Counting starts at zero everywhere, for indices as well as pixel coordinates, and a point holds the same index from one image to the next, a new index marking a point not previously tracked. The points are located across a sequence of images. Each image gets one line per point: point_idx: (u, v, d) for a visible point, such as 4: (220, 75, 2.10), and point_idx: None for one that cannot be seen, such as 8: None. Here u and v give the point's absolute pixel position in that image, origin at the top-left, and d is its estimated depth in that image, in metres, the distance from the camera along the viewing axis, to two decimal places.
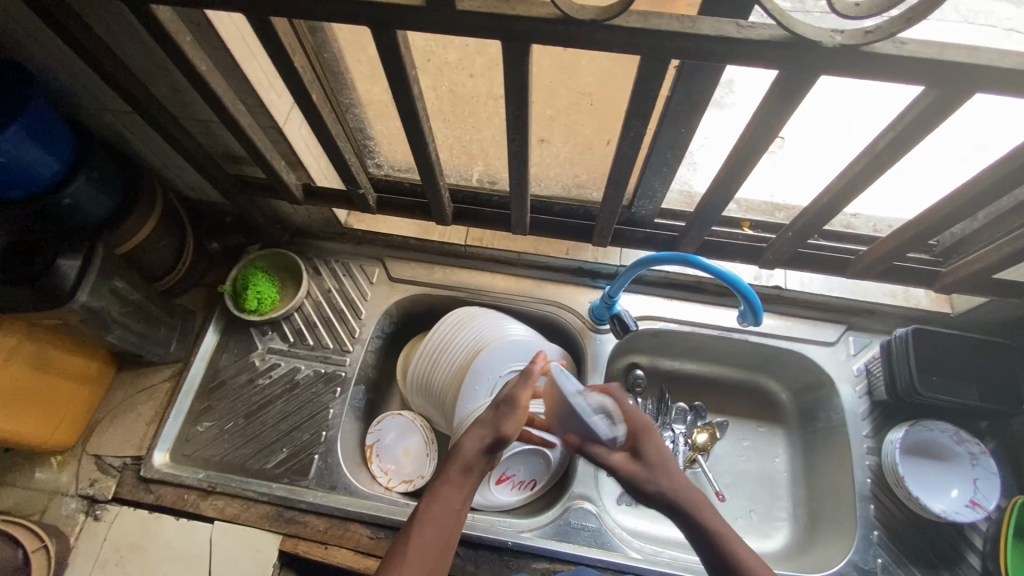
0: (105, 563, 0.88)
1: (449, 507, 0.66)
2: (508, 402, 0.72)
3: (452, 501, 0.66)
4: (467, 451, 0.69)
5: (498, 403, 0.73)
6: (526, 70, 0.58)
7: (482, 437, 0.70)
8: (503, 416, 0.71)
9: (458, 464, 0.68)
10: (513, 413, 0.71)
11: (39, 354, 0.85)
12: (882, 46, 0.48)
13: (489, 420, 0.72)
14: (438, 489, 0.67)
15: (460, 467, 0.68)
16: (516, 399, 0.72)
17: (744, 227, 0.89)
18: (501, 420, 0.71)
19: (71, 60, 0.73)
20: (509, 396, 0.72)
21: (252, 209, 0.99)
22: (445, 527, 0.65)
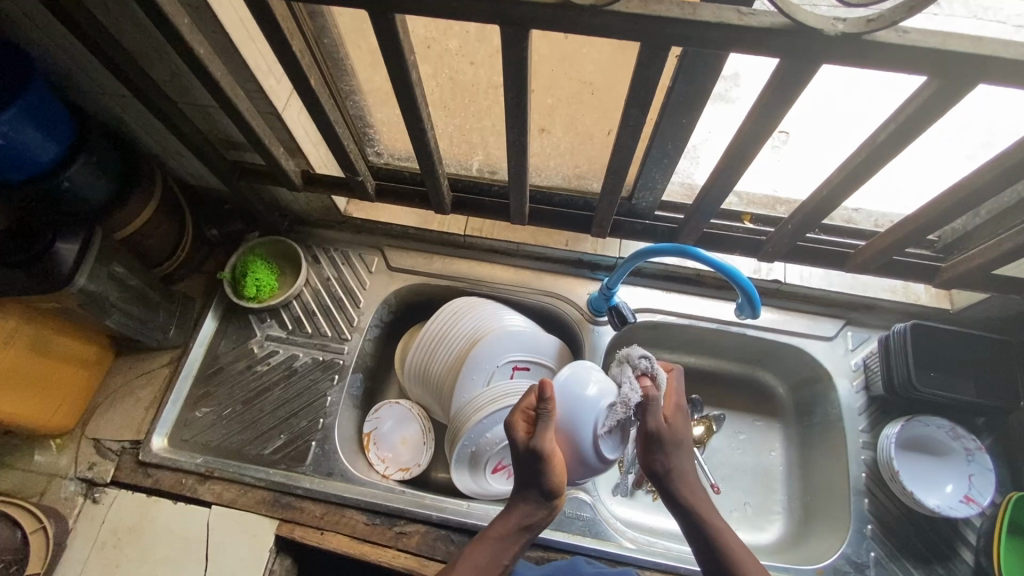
0: (103, 545, 0.89)
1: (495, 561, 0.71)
2: (537, 458, 0.69)
3: (497, 557, 0.71)
4: (521, 512, 0.73)
5: (529, 462, 0.70)
6: (526, 56, 0.58)
7: (525, 496, 0.72)
8: (537, 474, 0.70)
9: (514, 518, 0.72)
10: (545, 467, 0.69)
11: (38, 337, 0.85)
12: (885, 35, 0.47)
13: (528, 480, 0.72)
14: (493, 538, 0.72)
15: (518, 522, 0.72)
16: (541, 450, 0.69)
17: (744, 220, 0.89)
18: (541, 482, 0.70)
19: (68, 42, 0.72)
20: (538, 451, 0.68)
21: (250, 195, 0.98)
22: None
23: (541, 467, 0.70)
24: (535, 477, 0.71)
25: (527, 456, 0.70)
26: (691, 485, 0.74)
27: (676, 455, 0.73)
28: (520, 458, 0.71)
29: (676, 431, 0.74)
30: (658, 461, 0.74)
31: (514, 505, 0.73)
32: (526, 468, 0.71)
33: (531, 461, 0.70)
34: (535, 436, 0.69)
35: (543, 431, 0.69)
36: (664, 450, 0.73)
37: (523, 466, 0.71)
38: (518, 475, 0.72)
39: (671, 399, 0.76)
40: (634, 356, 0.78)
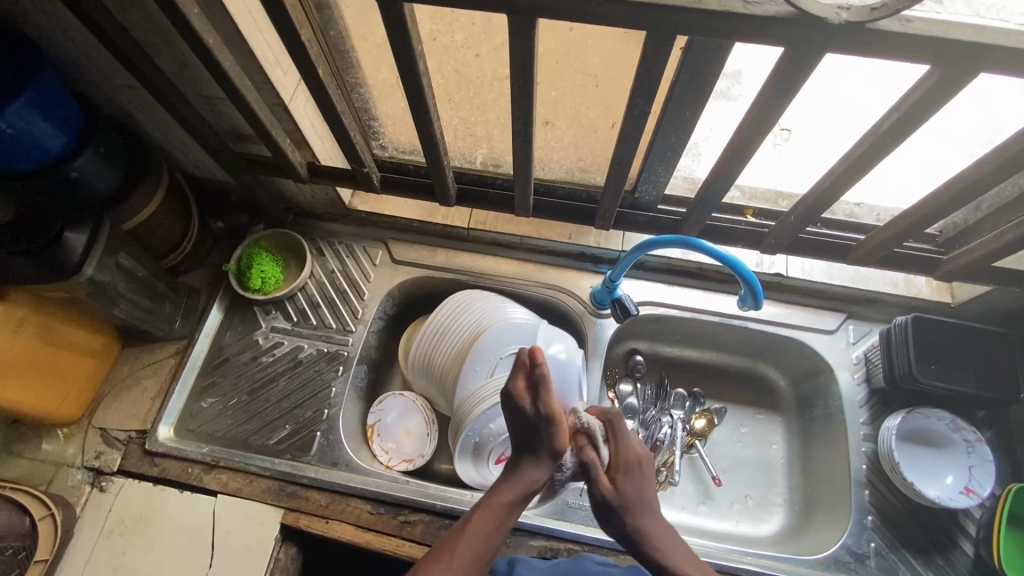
0: (110, 533, 0.90)
1: (498, 526, 0.72)
2: (547, 423, 0.73)
3: (501, 520, 0.72)
4: (525, 477, 0.74)
5: (539, 427, 0.73)
6: (533, 45, 0.58)
7: (535, 460, 0.75)
8: (548, 439, 0.74)
9: (516, 485, 0.74)
10: (554, 430, 0.74)
11: (46, 326, 0.86)
12: (888, 23, 0.48)
13: (538, 446, 0.75)
14: (493, 507, 0.72)
15: (520, 488, 0.74)
16: (550, 413, 0.73)
17: (747, 214, 0.91)
18: (545, 442, 0.74)
19: (78, 33, 0.73)
20: (547, 416, 0.73)
21: (256, 187, 0.99)
22: (492, 543, 0.71)
23: (548, 433, 0.74)
24: (536, 440, 0.75)
25: (535, 418, 0.73)
26: (658, 536, 0.73)
27: (637, 513, 0.74)
28: (526, 423, 0.74)
29: (625, 493, 0.74)
30: (614, 526, 0.74)
31: (515, 474, 0.75)
32: (532, 434, 0.74)
33: (538, 422, 0.74)
34: (541, 400, 0.73)
35: (546, 395, 0.73)
36: (616, 512, 0.74)
37: (524, 429, 0.75)
38: (524, 444, 0.75)
39: (620, 450, 0.77)
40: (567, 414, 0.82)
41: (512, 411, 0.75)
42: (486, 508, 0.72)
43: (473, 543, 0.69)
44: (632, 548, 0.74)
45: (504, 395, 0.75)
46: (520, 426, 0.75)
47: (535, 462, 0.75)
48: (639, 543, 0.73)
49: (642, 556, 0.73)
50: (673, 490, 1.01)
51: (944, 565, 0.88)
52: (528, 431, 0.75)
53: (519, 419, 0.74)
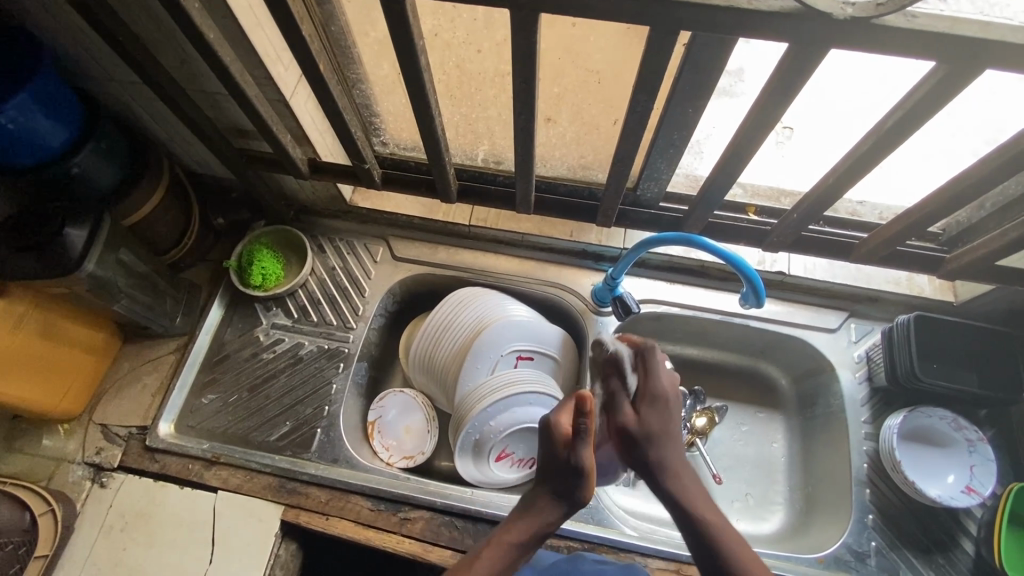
0: (111, 529, 0.90)
1: (504, 571, 0.64)
2: (575, 472, 0.62)
3: (511, 563, 0.64)
4: (541, 518, 0.65)
5: (566, 474, 0.63)
6: (535, 41, 0.58)
7: (555, 507, 0.65)
8: (573, 486, 0.64)
9: (534, 518, 0.65)
10: (581, 481, 0.63)
11: (46, 322, 0.86)
12: (893, 19, 0.47)
13: (562, 492, 0.65)
14: (506, 543, 0.64)
15: (538, 528, 0.65)
16: (578, 463, 0.62)
17: (749, 212, 0.89)
18: (572, 490, 0.64)
19: (79, 28, 0.73)
20: (575, 465, 0.62)
21: (257, 183, 0.99)
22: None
23: (578, 481, 0.63)
24: (562, 480, 0.64)
25: (566, 465, 0.63)
26: (681, 473, 0.65)
27: (663, 447, 0.65)
28: (557, 463, 0.64)
29: (650, 426, 0.66)
30: (637, 453, 0.66)
31: (531, 510, 0.66)
32: (559, 477, 0.64)
33: (569, 470, 0.63)
34: (576, 447, 0.62)
35: (582, 446, 0.61)
36: (641, 445, 0.66)
37: (552, 463, 0.64)
38: (548, 480, 0.66)
39: (648, 383, 0.68)
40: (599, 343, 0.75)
41: (546, 439, 0.66)
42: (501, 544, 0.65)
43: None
44: (652, 480, 0.66)
45: (541, 425, 0.67)
46: (549, 462, 0.65)
47: (554, 503, 0.65)
48: (661, 475, 0.65)
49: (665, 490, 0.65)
50: None
51: (945, 564, 0.88)
52: (553, 473, 0.65)
53: (550, 458, 0.65)
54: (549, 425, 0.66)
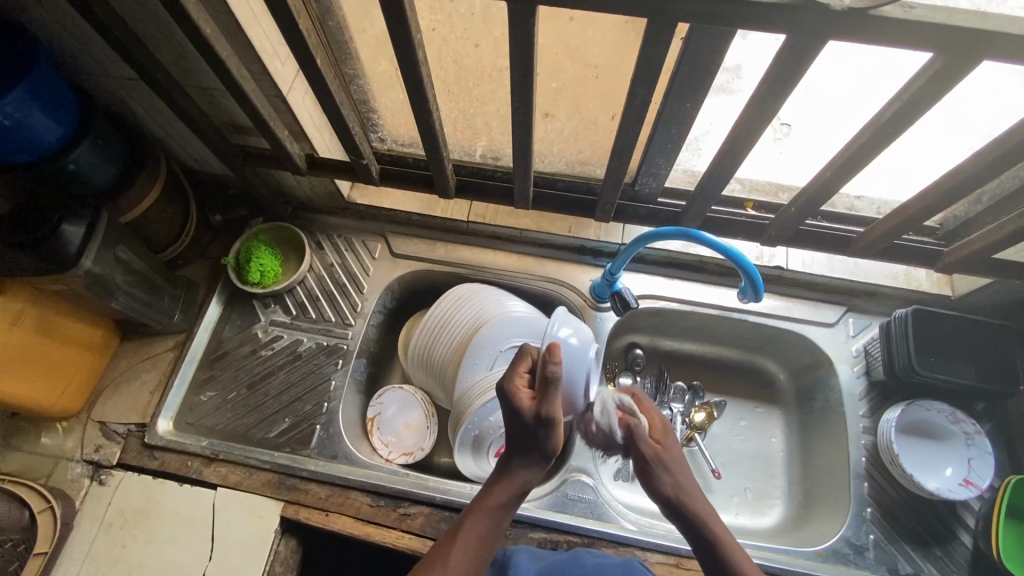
0: (110, 526, 0.90)
1: (486, 537, 0.67)
2: (544, 426, 0.66)
3: (491, 528, 0.68)
4: (519, 479, 0.69)
5: (535, 429, 0.67)
6: (532, 34, 0.58)
7: (532, 465, 0.70)
8: (542, 439, 0.67)
9: (511, 481, 0.69)
10: (550, 433, 0.67)
11: (43, 320, 0.86)
12: (891, 10, 0.48)
13: (533, 448, 0.69)
14: (487, 510, 0.68)
15: (517, 486, 0.69)
16: (547, 415, 0.66)
17: (749, 207, 0.89)
18: (541, 445, 0.68)
19: (73, 22, 0.72)
20: (545, 419, 0.65)
21: (254, 179, 0.98)
22: (481, 556, 0.67)
23: (545, 433, 0.67)
24: (529, 435, 0.68)
25: (533, 420, 0.66)
26: (696, 498, 0.70)
27: (675, 469, 0.71)
28: (524, 423, 0.67)
29: (666, 451, 0.72)
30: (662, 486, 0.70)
31: (506, 474, 0.70)
32: (528, 433, 0.68)
33: (536, 425, 0.67)
34: (545, 401, 0.66)
35: (551, 398, 0.66)
36: (661, 467, 0.70)
37: (518, 418, 0.67)
38: (518, 442, 0.69)
39: (655, 420, 0.75)
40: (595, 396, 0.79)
41: (508, 401, 0.69)
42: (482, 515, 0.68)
43: (467, 547, 0.66)
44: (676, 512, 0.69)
45: (501, 392, 0.69)
46: (516, 423, 0.68)
47: (526, 461, 0.70)
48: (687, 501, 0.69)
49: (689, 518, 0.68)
50: None
51: (942, 557, 0.88)
52: (521, 430, 0.68)
53: (513, 417, 0.68)
54: (507, 386, 0.69)
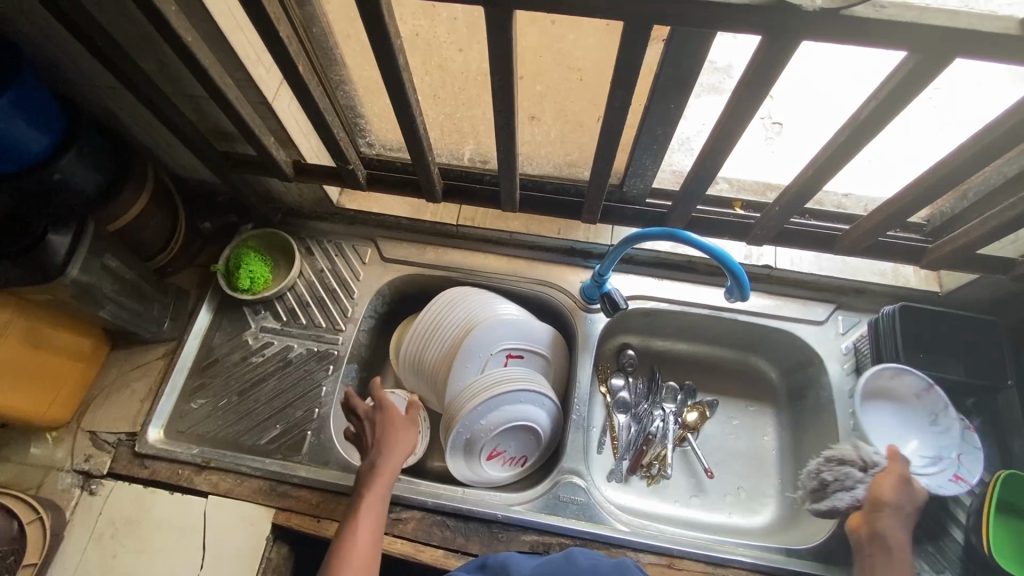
0: (100, 536, 0.89)
1: (370, 521, 0.77)
2: (410, 421, 0.88)
3: (371, 513, 0.78)
4: (391, 464, 0.83)
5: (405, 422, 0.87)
6: (510, 39, 0.58)
7: (403, 454, 0.85)
8: (406, 431, 0.87)
9: (381, 484, 0.81)
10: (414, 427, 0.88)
11: (32, 329, 0.86)
12: (863, 10, 0.48)
13: (397, 443, 0.85)
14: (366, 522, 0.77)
15: (385, 489, 0.81)
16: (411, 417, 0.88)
17: (736, 207, 0.89)
18: (403, 437, 0.86)
19: (56, 32, 0.72)
20: (412, 417, 0.88)
21: (242, 186, 0.98)
22: (372, 537, 0.75)
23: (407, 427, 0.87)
24: (403, 448, 0.85)
25: (395, 422, 0.87)
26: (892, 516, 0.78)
27: (885, 518, 0.78)
28: (394, 423, 0.87)
29: (889, 498, 0.78)
30: (886, 491, 0.79)
31: (376, 484, 0.81)
32: (386, 433, 0.85)
33: (397, 423, 0.87)
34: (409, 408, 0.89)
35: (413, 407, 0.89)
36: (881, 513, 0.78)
37: (396, 436, 0.85)
38: (382, 442, 0.85)
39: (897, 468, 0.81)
40: (850, 454, 0.84)
41: (385, 430, 0.86)
42: (370, 523, 0.77)
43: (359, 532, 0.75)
44: (869, 519, 0.79)
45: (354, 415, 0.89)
46: (386, 427, 0.86)
47: (393, 451, 0.84)
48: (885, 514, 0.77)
49: (875, 525, 0.78)
50: (664, 484, 1.01)
51: (935, 552, 0.89)
52: (387, 429, 0.86)
53: (386, 424, 0.87)
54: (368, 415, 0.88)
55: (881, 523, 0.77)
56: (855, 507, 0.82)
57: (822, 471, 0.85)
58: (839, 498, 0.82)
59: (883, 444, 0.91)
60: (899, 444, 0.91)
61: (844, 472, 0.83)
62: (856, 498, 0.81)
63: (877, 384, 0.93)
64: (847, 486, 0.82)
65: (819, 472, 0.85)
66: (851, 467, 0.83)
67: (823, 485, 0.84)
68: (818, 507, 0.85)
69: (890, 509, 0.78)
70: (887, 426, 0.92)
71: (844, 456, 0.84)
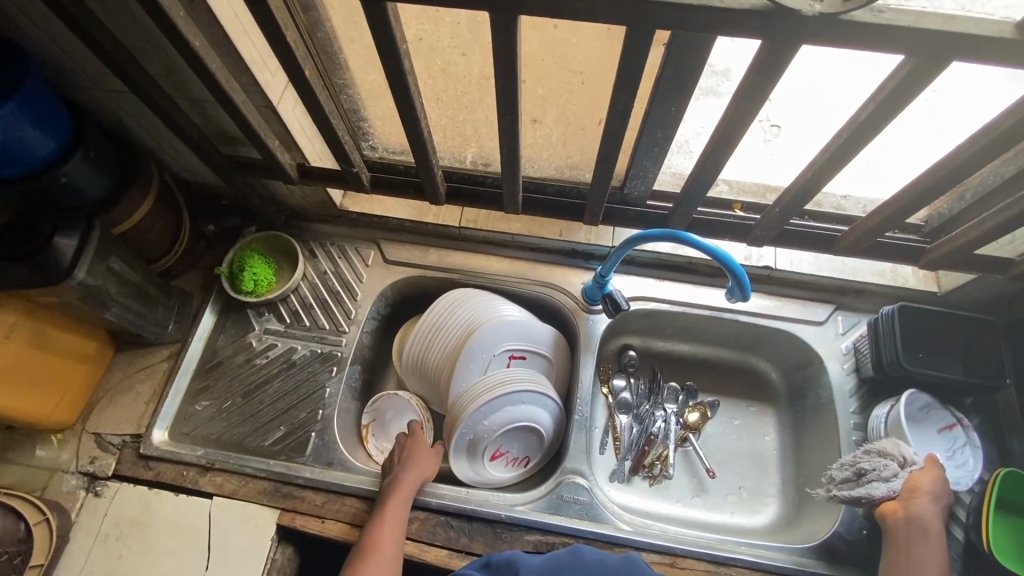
0: (106, 537, 0.90)
1: (392, 535, 0.82)
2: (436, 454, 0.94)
3: (393, 528, 0.83)
4: (412, 482, 0.88)
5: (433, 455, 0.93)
6: (515, 44, 0.59)
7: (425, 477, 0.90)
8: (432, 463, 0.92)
9: (399, 498, 0.86)
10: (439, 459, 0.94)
11: (38, 331, 0.86)
12: (861, 14, 0.49)
13: (421, 468, 0.90)
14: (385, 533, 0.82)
15: (404, 503, 0.86)
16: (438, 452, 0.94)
17: (737, 208, 0.90)
18: (425, 460, 0.91)
19: (65, 37, 0.73)
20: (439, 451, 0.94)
21: (247, 189, 0.99)
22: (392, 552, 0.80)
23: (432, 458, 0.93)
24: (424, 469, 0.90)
25: (424, 451, 0.92)
26: (933, 503, 0.82)
27: (920, 504, 0.81)
28: (422, 453, 0.92)
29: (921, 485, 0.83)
30: (924, 481, 0.83)
31: (395, 496, 0.86)
32: (410, 457, 0.91)
33: (424, 450, 0.92)
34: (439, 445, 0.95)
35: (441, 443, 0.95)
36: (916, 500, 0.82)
37: (418, 459, 0.91)
38: (405, 464, 0.90)
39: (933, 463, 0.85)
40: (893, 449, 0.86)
41: (408, 453, 0.92)
42: (390, 534, 0.82)
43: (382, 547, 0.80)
44: (907, 502, 0.82)
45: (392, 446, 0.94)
46: (412, 454, 0.92)
47: (415, 470, 0.89)
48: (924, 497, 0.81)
49: (913, 507, 0.81)
50: (666, 484, 1.01)
51: None
52: (413, 458, 0.91)
53: (412, 451, 0.92)
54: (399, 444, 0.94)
55: (918, 507, 0.81)
56: (888, 497, 0.84)
57: (860, 461, 0.87)
58: (873, 487, 0.84)
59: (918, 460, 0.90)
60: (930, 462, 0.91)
61: (882, 464, 0.85)
62: (892, 488, 0.83)
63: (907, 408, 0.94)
64: (883, 477, 0.84)
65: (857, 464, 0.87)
66: (891, 461, 0.85)
67: (861, 474, 0.86)
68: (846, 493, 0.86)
69: (925, 496, 0.82)
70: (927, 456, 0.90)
71: (883, 449, 0.86)
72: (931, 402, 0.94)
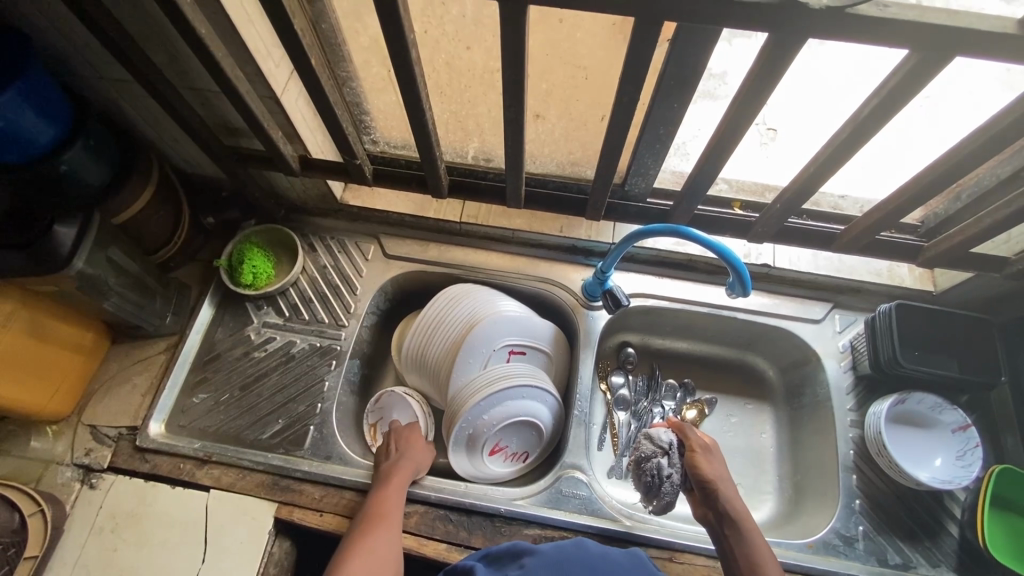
0: (100, 530, 0.89)
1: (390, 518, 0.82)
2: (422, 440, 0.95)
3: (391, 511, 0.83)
4: (406, 468, 0.89)
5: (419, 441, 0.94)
6: (522, 34, 0.60)
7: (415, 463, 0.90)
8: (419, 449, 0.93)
9: (397, 484, 0.86)
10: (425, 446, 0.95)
11: (35, 321, 0.85)
12: (866, 9, 0.50)
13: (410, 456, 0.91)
14: (379, 524, 0.80)
15: (402, 488, 0.86)
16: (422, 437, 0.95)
17: (735, 207, 0.92)
18: (415, 449, 0.92)
19: (68, 24, 0.73)
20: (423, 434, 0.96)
21: (247, 180, 0.99)
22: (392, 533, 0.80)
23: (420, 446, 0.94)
24: (417, 461, 0.91)
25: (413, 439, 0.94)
26: (728, 488, 0.84)
27: (715, 489, 0.83)
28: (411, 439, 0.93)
29: (705, 473, 0.84)
30: (704, 467, 0.85)
31: (392, 482, 0.86)
32: (403, 447, 0.92)
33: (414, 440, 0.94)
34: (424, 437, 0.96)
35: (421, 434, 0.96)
36: (710, 492, 0.83)
37: (413, 449, 0.92)
38: (397, 452, 0.91)
39: (695, 442, 0.88)
40: (649, 449, 0.87)
41: (401, 443, 0.92)
42: (383, 524, 0.81)
43: (381, 529, 0.80)
44: (708, 499, 0.84)
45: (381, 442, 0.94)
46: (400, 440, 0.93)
47: (410, 459, 0.90)
48: (718, 488, 0.83)
49: (717, 504, 0.82)
50: None
51: (931, 547, 0.89)
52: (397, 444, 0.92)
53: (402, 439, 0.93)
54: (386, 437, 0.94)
55: (718, 495, 0.83)
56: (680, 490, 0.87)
57: (642, 473, 0.86)
58: (667, 490, 0.85)
59: (908, 461, 0.93)
60: (923, 460, 0.93)
61: (656, 467, 0.85)
62: (678, 484, 0.86)
63: (901, 407, 0.95)
64: (666, 479, 0.85)
65: (643, 477, 0.86)
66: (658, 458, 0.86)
67: (651, 486, 0.86)
68: (654, 505, 0.87)
69: (717, 482, 0.84)
70: (914, 451, 0.94)
71: (645, 453, 0.87)
72: (939, 402, 0.93)
